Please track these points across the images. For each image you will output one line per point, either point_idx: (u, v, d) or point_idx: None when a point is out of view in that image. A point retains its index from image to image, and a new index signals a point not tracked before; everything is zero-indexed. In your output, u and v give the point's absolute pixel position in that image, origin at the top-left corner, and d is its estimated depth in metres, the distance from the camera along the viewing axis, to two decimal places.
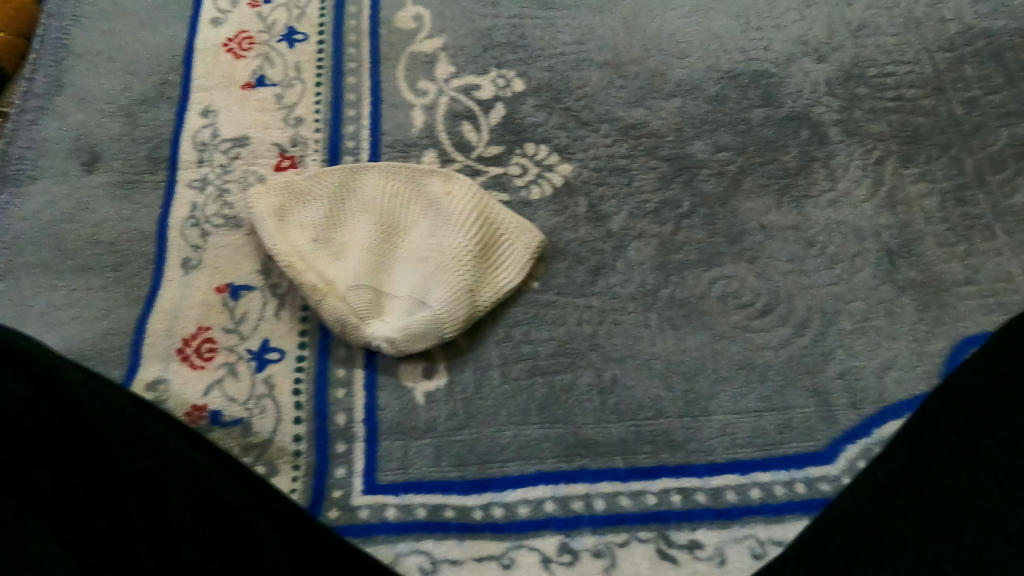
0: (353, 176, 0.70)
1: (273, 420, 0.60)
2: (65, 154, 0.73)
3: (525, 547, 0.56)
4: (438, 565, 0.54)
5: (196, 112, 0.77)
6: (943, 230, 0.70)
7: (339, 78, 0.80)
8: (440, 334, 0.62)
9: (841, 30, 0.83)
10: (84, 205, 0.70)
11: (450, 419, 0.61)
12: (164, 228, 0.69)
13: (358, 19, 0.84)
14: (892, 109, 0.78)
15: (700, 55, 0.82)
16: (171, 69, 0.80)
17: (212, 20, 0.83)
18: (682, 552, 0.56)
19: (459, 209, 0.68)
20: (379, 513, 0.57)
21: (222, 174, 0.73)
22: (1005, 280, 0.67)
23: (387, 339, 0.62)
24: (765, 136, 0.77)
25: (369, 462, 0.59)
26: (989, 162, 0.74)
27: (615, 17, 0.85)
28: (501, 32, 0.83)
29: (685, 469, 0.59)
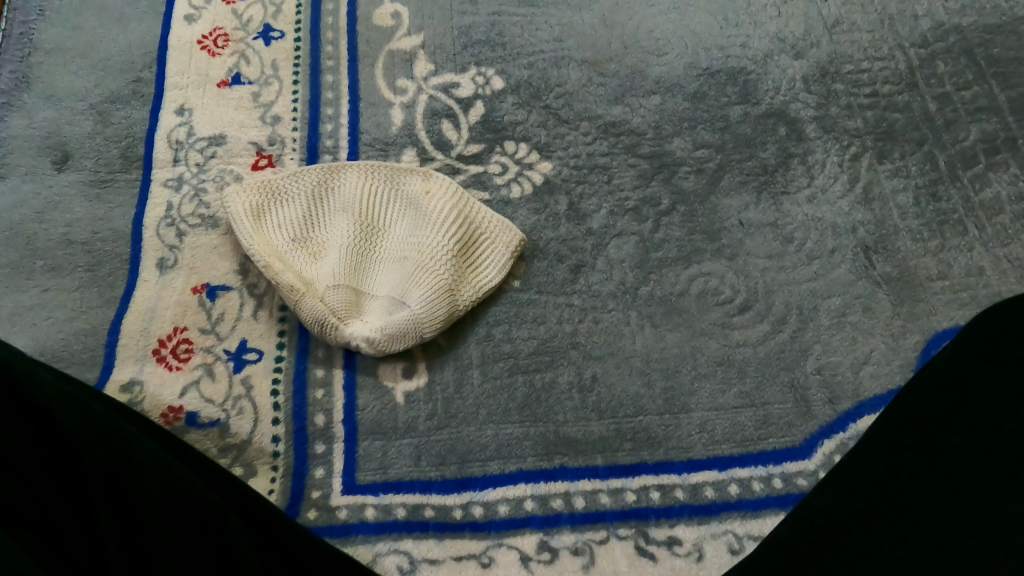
0: (331, 175, 0.70)
1: (251, 422, 0.60)
2: (35, 153, 0.72)
3: (505, 545, 0.56)
4: (418, 565, 0.54)
5: (171, 110, 0.76)
6: (917, 226, 0.72)
7: (317, 76, 0.79)
8: (419, 334, 0.62)
9: (818, 27, 0.84)
10: (55, 205, 0.69)
11: (430, 418, 0.61)
12: (138, 228, 0.68)
13: (336, 16, 0.83)
14: (868, 106, 0.79)
15: (678, 52, 0.82)
16: (145, 66, 0.78)
17: (186, 16, 0.82)
18: (660, 548, 0.56)
19: (438, 208, 0.68)
20: (359, 514, 0.56)
21: (198, 173, 0.72)
22: (977, 274, 0.69)
23: (366, 339, 0.61)
24: (743, 133, 0.77)
25: (348, 462, 0.59)
26: (961, 159, 0.75)
27: (593, 13, 0.85)
28: (480, 29, 0.82)
29: (664, 466, 0.60)
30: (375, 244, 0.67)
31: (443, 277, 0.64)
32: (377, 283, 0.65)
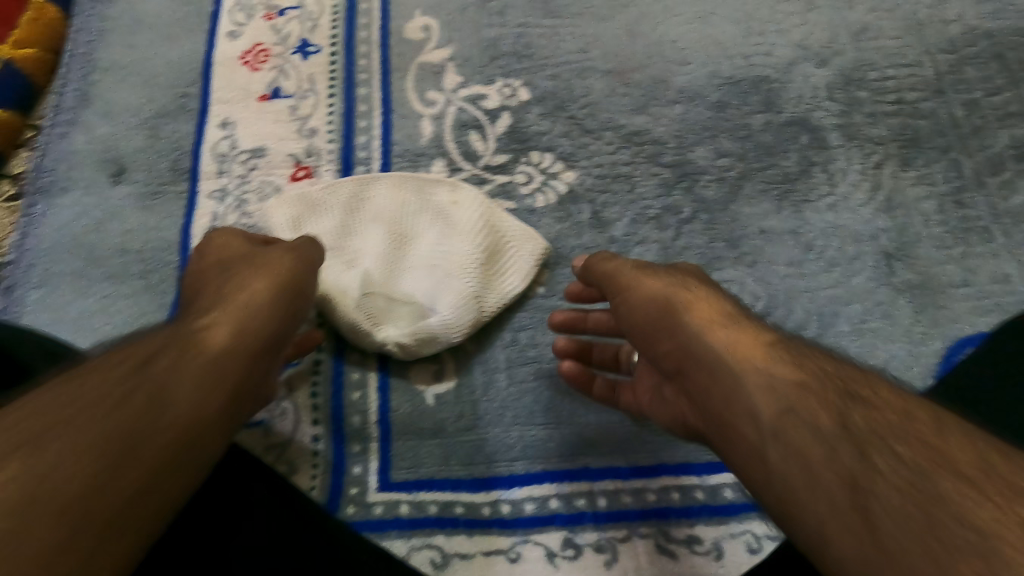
0: (365, 186, 0.73)
1: (293, 421, 0.63)
2: (94, 167, 0.79)
3: (531, 542, 0.59)
4: (448, 559, 0.58)
5: (215, 124, 0.81)
6: (940, 232, 0.73)
7: (351, 89, 0.82)
8: (447, 339, 0.65)
9: (842, 34, 0.84)
10: (112, 216, 0.76)
11: (460, 420, 0.64)
12: (187, 238, 0.74)
13: (368, 30, 0.86)
14: (892, 113, 0.79)
15: (702, 62, 0.83)
16: (191, 82, 0.83)
17: (229, 32, 0.86)
18: (680, 546, 0.59)
19: (467, 217, 0.70)
20: (393, 510, 0.60)
21: (241, 185, 0.77)
22: (1002, 281, 0.70)
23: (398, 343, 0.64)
24: (765, 141, 0.78)
25: (383, 461, 0.62)
26: (988, 165, 0.76)
27: (618, 24, 0.86)
28: (507, 42, 0.85)
29: (684, 468, 0.62)
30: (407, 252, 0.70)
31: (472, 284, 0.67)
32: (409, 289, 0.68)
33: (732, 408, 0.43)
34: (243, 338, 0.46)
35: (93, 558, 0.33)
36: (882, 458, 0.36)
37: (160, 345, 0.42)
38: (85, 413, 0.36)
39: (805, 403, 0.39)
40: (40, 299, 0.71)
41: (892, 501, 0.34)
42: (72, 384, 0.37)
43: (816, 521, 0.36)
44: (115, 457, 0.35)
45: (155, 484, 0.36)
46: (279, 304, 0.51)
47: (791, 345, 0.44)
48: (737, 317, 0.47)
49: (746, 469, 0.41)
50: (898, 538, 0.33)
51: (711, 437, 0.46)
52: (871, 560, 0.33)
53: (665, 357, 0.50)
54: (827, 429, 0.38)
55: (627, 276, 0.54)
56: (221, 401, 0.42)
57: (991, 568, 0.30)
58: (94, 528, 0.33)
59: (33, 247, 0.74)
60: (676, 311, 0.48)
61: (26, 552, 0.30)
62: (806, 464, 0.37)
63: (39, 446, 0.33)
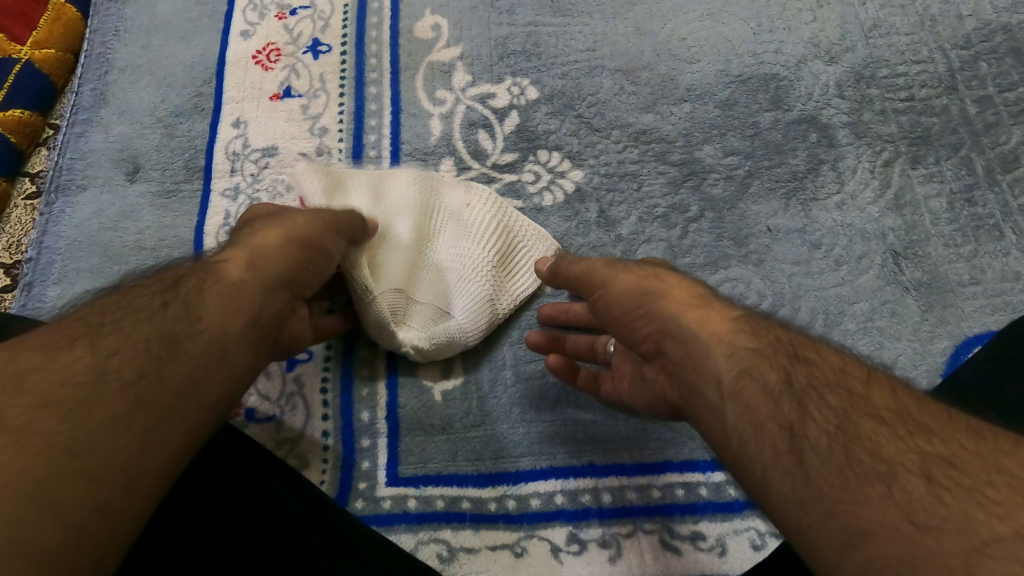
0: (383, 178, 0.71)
1: (303, 417, 0.65)
2: (110, 165, 0.80)
3: (537, 537, 0.60)
4: (455, 552, 0.59)
5: (228, 123, 0.82)
6: (950, 230, 0.72)
7: (361, 89, 0.83)
8: (463, 342, 0.66)
9: (854, 30, 0.84)
10: (128, 213, 0.77)
11: (467, 416, 0.65)
12: (200, 236, 0.76)
13: (379, 30, 0.87)
14: (903, 110, 0.79)
15: (711, 59, 0.83)
16: (205, 81, 0.85)
17: (242, 32, 0.87)
18: (685, 542, 0.60)
19: (482, 219, 0.71)
20: (401, 504, 0.61)
21: (254, 183, 0.78)
22: (1012, 279, 0.69)
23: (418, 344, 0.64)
24: (774, 139, 0.78)
25: (391, 456, 0.63)
26: (1001, 162, 0.75)
27: (627, 22, 0.86)
28: (517, 40, 0.85)
29: (689, 465, 0.63)
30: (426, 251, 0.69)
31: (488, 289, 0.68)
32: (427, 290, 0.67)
33: (699, 377, 0.44)
34: (264, 269, 0.49)
35: (153, 433, 0.37)
36: (819, 411, 0.38)
37: (187, 273, 0.47)
38: (124, 326, 0.41)
39: (758, 366, 0.41)
40: (60, 295, 0.73)
41: (823, 447, 0.36)
42: (118, 303, 0.43)
43: (761, 471, 0.38)
44: (159, 358, 0.40)
45: (197, 380, 0.41)
46: (297, 240, 0.53)
47: (752, 319, 0.45)
48: (708, 297, 0.48)
49: (708, 432, 0.43)
50: (826, 477, 0.35)
51: (682, 411, 0.47)
52: (802, 498, 0.35)
53: (641, 340, 0.50)
54: (776, 390, 0.39)
55: (599, 273, 0.56)
56: (247, 319, 0.45)
57: (897, 494, 0.32)
58: (147, 408, 0.37)
59: (52, 243, 0.76)
60: (649, 294, 0.49)
61: (95, 420, 0.35)
62: (755, 420, 0.39)
63: (97, 341, 0.39)
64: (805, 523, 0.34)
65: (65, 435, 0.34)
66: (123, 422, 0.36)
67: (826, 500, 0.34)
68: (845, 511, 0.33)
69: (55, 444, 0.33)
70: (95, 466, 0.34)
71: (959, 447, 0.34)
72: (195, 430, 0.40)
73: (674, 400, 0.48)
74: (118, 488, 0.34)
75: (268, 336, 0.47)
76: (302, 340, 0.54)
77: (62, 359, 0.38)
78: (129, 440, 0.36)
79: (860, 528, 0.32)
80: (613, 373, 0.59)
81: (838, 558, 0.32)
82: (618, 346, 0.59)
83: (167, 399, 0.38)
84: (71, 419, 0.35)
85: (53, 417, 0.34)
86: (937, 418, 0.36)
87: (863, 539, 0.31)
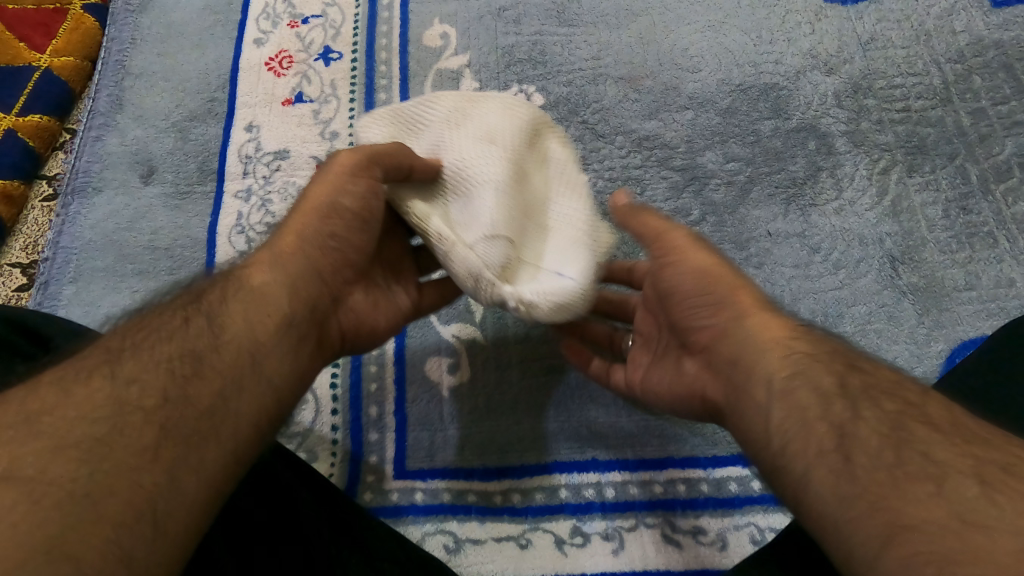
0: (471, 101, 0.59)
1: (313, 411, 0.66)
2: (126, 168, 0.83)
3: (541, 529, 0.61)
4: (461, 544, 0.60)
5: (241, 127, 0.84)
6: (945, 237, 0.74)
7: (371, 95, 0.86)
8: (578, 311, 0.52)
9: (851, 43, 0.86)
10: (142, 215, 0.79)
11: (473, 412, 0.66)
12: (213, 237, 0.78)
13: (389, 38, 0.89)
14: (899, 121, 0.81)
15: (712, 69, 0.86)
16: (219, 87, 0.87)
17: (255, 40, 0.90)
18: (686, 537, 0.61)
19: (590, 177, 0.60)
20: (409, 497, 0.62)
21: (266, 185, 0.80)
22: (1006, 285, 0.71)
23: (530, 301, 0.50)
24: (773, 146, 0.80)
25: (399, 450, 0.64)
26: (994, 172, 0.77)
27: (630, 33, 0.89)
28: (523, 49, 0.87)
29: (690, 461, 0.64)
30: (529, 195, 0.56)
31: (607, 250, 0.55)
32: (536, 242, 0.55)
33: (751, 376, 0.45)
34: (288, 264, 0.49)
35: (182, 463, 0.37)
36: (872, 413, 0.39)
37: (207, 285, 0.47)
38: (144, 350, 0.41)
39: (812, 370, 0.42)
40: (75, 293, 0.75)
41: (871, 446, 0.37)
42: (139, 327, 0.43)
43: (802, 469, 0.39)
44: (182, 379, 0.40)
45: (227, 399, 0.40)
46: (313, 218, 0.51)
47: (811, 330, 0.46)
48: (773, 304, 0.49)
49: (750, 431, 0.44)
50: (871, 475, 0.36)
51: (724, 412, 0.47)
52: (844, 494, 0.36)
53: (698, 329, 0.50)
54: (830, 391, 0.41)
55: (679, 242, 0.52)
56: (276, 323, 0.45)
57: (948, 493, 0.34)
58: (173, 438, 0.37)
59: (68, 244, 0.78)
60: (722, 286, 0.49)
61: (116, 460, 0.35)
62: (803, 419, 0.40)
63: (115, 369, 0.39)
64: (845, 519, 0.36)
65: (84, 481, 0.33)
66: (148, 457, 0.36)
67: (870, 496, 0.35)
68: (888, 507, 0.34)
69: (74, 492, 0.33)
70: (117, 513, 0.33)
71: (1012, 455, 0.36)
72: (229, 453, 0.39)
73: (715, 396, 0.48)
74: (147, 530, 0.34)
75: (306, 334, 0.47)
76: (366, 330, 0.55)
77: (78, 394, 0.37)
78: (155, 477, 0.35)
79: (900, 523, 0.34)
80: (628, 361, 0.60)
81: (877, 553, 0.34)
82: (636, 337, 0.60)
83: (192, 426, 0.38)
84: (90, 462, 0.34)
85: (69, 462, 0.34)
86: (993, 432, 0.38)
87: (906, 535, 0.33)
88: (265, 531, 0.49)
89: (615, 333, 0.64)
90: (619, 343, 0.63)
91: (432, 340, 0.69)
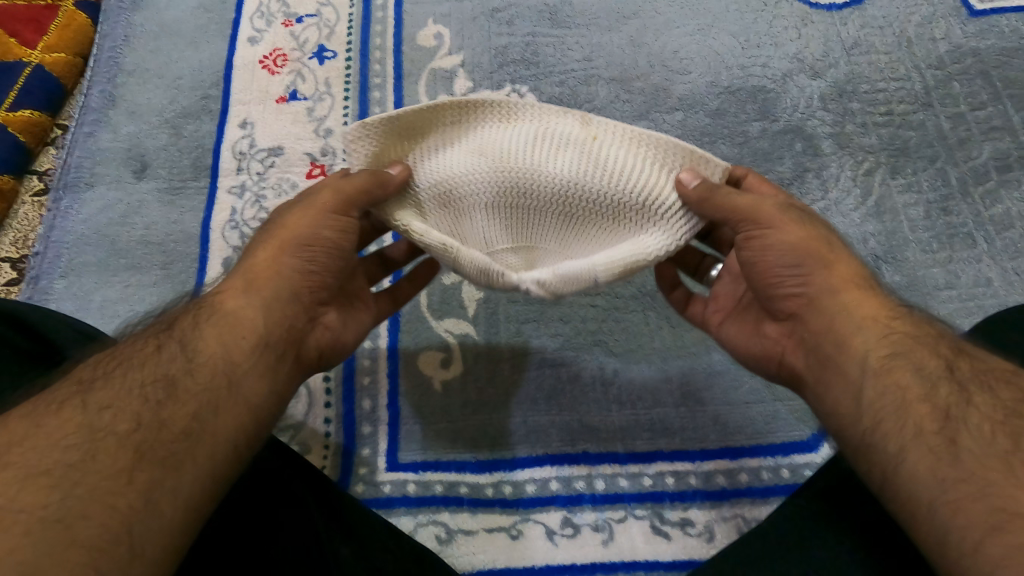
0: (466, 108, 0.54)
1: (306, 405, 0.67)
2: (119, 163, 0.83)
3: (532, 520, 0.62)
4: (453, 535, 0.61)
5: (235, 124, 0.84)
6: (927, 237, 0.76)
7: (365, 93, 0.86)
8: (593, 273, 0.51)
9: (836, 48, 0.88)
10: (135, 210, 0.80)
11: (465, 405, 0.67)
12: (206, 232, 0.78)
13: (383, 37, 0.90)
14: (883, 124, 0.83)
15: (701, 72, 0.87)
16: (213, 84, 0.87)
17: (250, 38, 0.90)
18: (674, 528, 0.62)
19: (612, 158, 0.52)
20: (401, 488, 0.63)
21: (259, 181, 0.81)
22: (984, 285, 0.73)
23: (538, 281, 0.51)
24: (761, 147, 0.82)
25: (392, 443, 0.65)
26: (973, 175, 0.79)
27: (622, 35, 0.90)
28: (516, 50, 0.89)
29: (679, 454, 0.65)
30: (537, 195, 0.53)
31: (624, 235, 0.54)
32: (545, 237, 0.57)
33: (843, 351, 0.47)
34: (262, 288, 0.50)
35: (158, 484, 0.37)
36: (983, 400, 0.40)
37: (181, 312, 0.48)
38: (115, 379, 0.41)
39: (914, 352, 0.44)
40: (67, 287, 0.75)
41: (980, 430, 0.39)
42: (111, 356, 0.43)
43: (896, 449, 0.41)
44: (156, 403, 0.40)
45: (203, 420, 0.41)
46: (292, 245, 0.51)
47: (912, 312, 0.48)
48: (872, 281, 0.50)
49: (836, 403, 0.47)
50: (978, 459, 0.38)
51: (805, 381, 0.51)
52: (944, 478, 0.38)
53: (782, 299, 0.51)
54: (934, 373, 0.43)
55: (767, 212, 0.51)
56: (252, 343, 0.47)
57: None
58: (148, 460, 0.38)
59: (60, 238, 0.78)
60: (814, 260, 0.50)
61: (89, 485, 0.35)
62: (901, 398, 0.42)
63: (87, 398, 0.39)
64: (945, 501, 0.38)
65: (56, 507, 0.34)
66: (123, 480, 0.36)
67: (974, 481, 0.37)
68: (996, 492, 0.36)
69: (47, 518, 0.33)
70: (94, 538, 0.34)
71: None
72: (206, 471, 0.40)
73: (798, 365, 0.51)
74: (124, 553, 0.34)
75: (283, 354, 0.49)
76: (340, 346, 0.56)
77: (49, 423, 0.37)
78: (131, 499, 0.36)
79: (1010, 510, 0.35)
80: (709, 298, 0.60)
81: (981, 538, 0.35)
82: (722, 274, 0.60)
83: (168, 448, 0.39)
84: (62, 488, 0.34)
85: (39, 489, 0.34)
86: None
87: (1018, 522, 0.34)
88: (263, 519, 0.49)
89: (703, 260, 0.65)
90: (704, 270, 0.65)
91: (426, 336, 0.70)
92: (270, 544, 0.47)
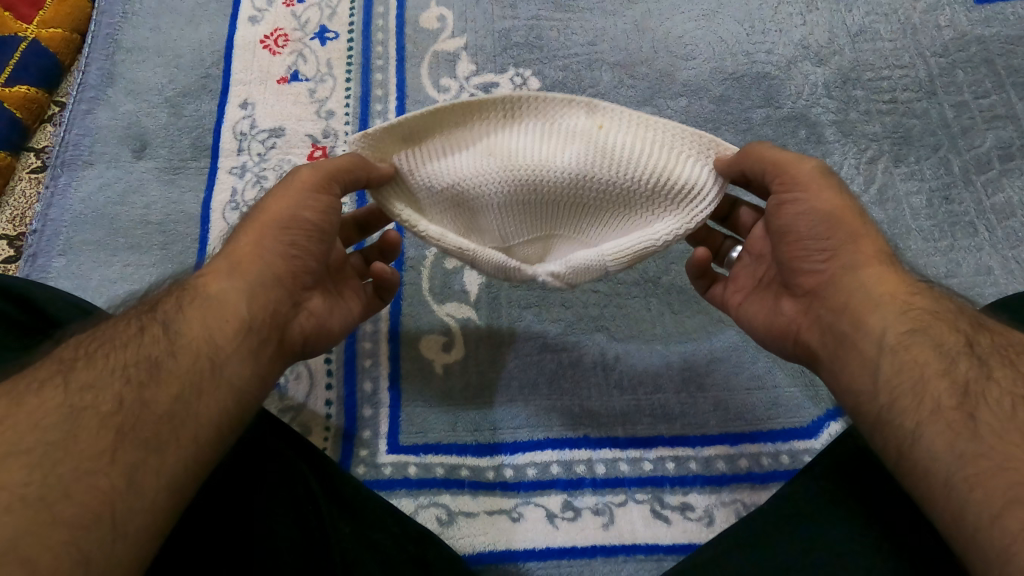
0: (476, 105, 0.54)
1: (306, 386, 0.67)
2: (117, 142, 0.82)
3: (533, 503, 0.62)
4: (454, 517, 0.61)
5: (235, 104, 0.84)
6: (929, 226, 0.76)
7: (367, 74, 0.85)
8: (603, 266, 0.53)
9: (841, 35, 0.88)
10: (134, 189, 0.79)
11: (466, 389, 0.67)
12: (205, 212, 0.77)
13: (385, 18, 0.89)
14: (887, 112, 0.83)
15: (706, 57, 0.87)
16: (213, 64, 0.86)
17: (250, 18, 0.89)
18: (673, 512, 0.62)
19: (621, 146, 0.53)
20: (402, 470, 0.63)
21: (260, 163, 0.80)
22: (985, 274, 0.73)
23: (551, 273, 0.53)
24: (764, 134, 0.82)
25: (392, 425, 0.65)
26: (975, 164, 0.79)
27: (626, 19, 0.89)
28: (519, 33, 0.88)
29: (680, 440, 0.65)
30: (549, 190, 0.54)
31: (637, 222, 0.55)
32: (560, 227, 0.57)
33: (859, 326, 0.46)
34: (246, 270, 0.48)
35: (140, 466, 0.37)
36: (1005, 377, 0.41)
37: (163, 295, 0.47)
38: (93, 362, 0.40)
39: (935, 329, 0.44)
40: (64, 266, 0.74)
41: (999, 406, 0.39)
42: (92, 337, 0.43)
43: (913, 425, 0.41)
44: (138, 385, 0.40)
45: (187, 402, 0.41)
46: (272, 227, 0.50)
47: (928, 290, 0.48)
48: (892, 258, 0.49)
49: (852, 379, 0.46)
50: (999, 435, 0.38)
51: (820, 358, 0.50)
52: (962, 452, 0.38)
53: (803, 273, 0.51)
54: (954, 349, 0.43)
55: (800, 181, 0.52)
56: (235, 327, 0.45)
57: None
58: (130, 440, 0.37)
59: (57, 216, 0.77)
60: (842, 233, 0.50)
61: (70, 465, 0.35)
62: (919, 374, 0.42)
63: (69, 378, 0.39)
64: (962, 476, 0.38)
65: (37, 486, 0.34)
66: (105, 460, 0.36)
67: (993, 456, 0.37)
68: (1016, 467, 0.36)
69: (27, 497, 0.33)
70: (76, 516, 0.34)
71: None
72: (190, 454, 0.40)
73: (813, 342, 0.51)
74: (105, 532, 0.34)
75: (266, 339, 0.47)
76: (322, 334, 0.55)
77: (30, 404, 0.37)
78: (113, 479, 0.36)
79: None
80: (729, 279, 0.61)
81: (998, 512, 0.36)
82: (745, 253, 0.60)
83: (151, 429, 0.39)
84: (44, 467, 0.34)
85: (20, 467, 0.34)
86: None
87: None
88: (257, 494, 0.48)
89: (724, 243, 0.65)
90: (724, 253, 0.65)
91: (427, 320, 0.70)
92: (263, 519, 0.47)
